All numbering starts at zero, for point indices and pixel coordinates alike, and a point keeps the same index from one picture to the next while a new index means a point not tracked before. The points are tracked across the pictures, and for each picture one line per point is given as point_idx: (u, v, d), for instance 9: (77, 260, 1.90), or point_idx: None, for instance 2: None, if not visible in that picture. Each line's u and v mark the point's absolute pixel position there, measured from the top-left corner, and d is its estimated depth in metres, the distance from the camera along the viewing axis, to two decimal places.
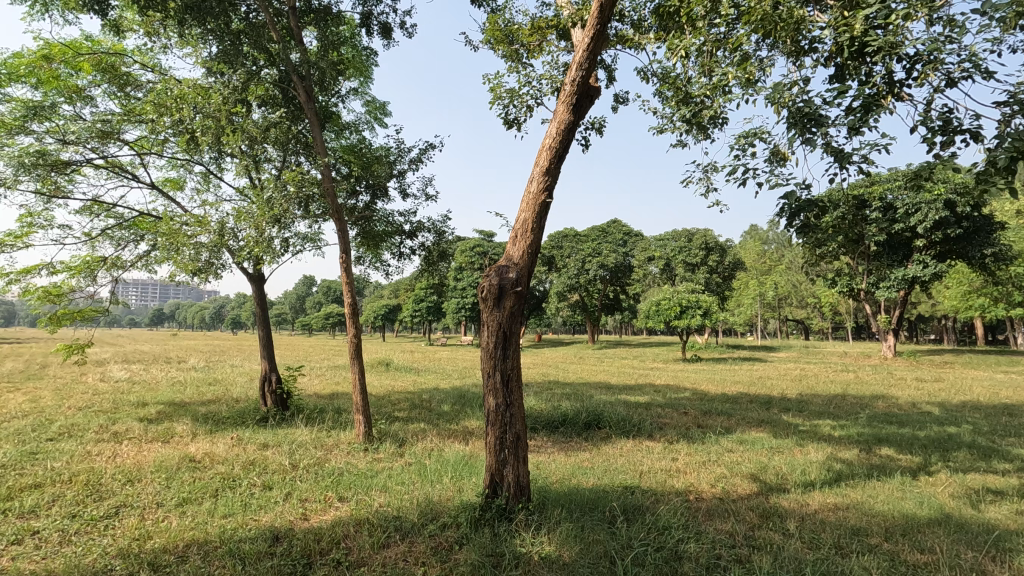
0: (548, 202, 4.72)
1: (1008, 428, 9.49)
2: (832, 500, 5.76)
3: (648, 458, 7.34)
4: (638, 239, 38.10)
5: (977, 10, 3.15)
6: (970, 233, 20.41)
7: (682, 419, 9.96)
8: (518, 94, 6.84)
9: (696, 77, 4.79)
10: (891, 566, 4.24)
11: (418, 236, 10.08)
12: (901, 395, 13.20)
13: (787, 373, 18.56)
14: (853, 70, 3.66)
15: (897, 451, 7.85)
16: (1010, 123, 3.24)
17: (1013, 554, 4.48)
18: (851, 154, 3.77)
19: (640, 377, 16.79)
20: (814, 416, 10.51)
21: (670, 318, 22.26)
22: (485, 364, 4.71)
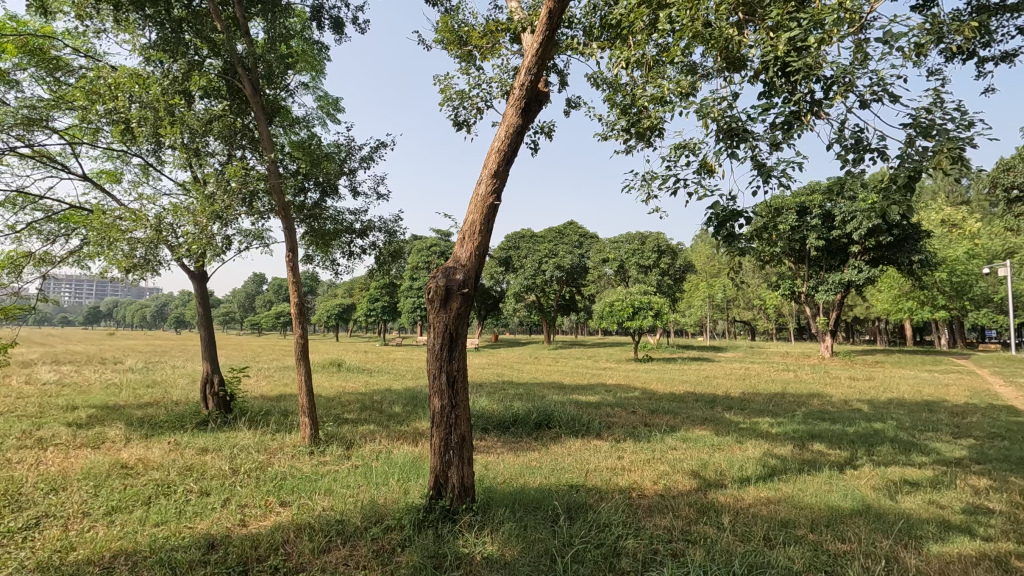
0: (496, 204, 4.75)
1: (928, 423, 10.19)
2: (765, 494, 6.05)
3: (595, 456, 7.50)
4: (593, 241, 38.76)
5: (883, 40, 3.38)
6: (900, 240, 21.79)
7: (630, 418, 10.21)
8: (469, 96, 6.86)
9: (637, 86, 4.94)
10: (814, 555, 4.49)
11: (369, 235, 9.96)
12: (835, 393, 13.95)
13: (732, 372, 19.28)
14: (776, 89, 3.86)
15: (828, 446, 8.32)
16: (912, 145, 3.50)
17: (924, 540, 4.82)
18: (773, 168, 3.97)
19: (593, 377, 17.06)
20: (754, 414, 10.98)
21: (623, 319, 22.73)
22: (431, 365, 4.70)
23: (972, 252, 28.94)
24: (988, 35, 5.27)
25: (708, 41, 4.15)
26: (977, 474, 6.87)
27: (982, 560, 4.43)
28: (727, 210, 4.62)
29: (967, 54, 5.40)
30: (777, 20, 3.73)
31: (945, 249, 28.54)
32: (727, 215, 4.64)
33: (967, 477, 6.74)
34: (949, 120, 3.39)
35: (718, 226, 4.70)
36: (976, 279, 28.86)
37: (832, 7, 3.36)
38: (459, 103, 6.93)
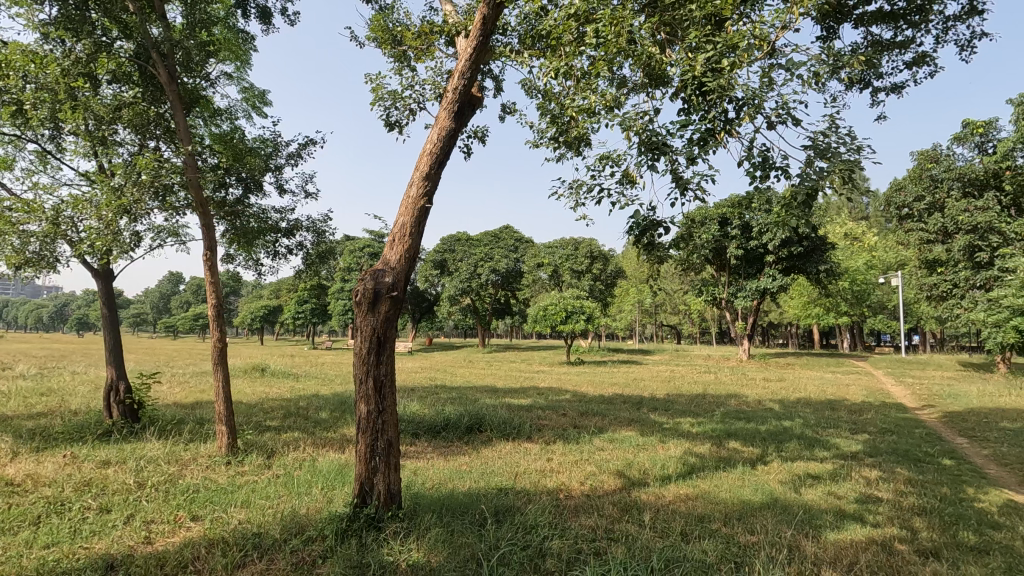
0: (427, 205, 4.70)
1: (830, 420, 11.06)
2: (684, 491, 6.35)
3: (524, 459, 7.58)
4: (528, 245, 39.25)
5: (785, 66, 3.65)
6: (809, 251, 23.56)
7: (560, 420, 10.40)
8: (401, 97, 6.78)
9: (566, 96, 5.06)
10: (725, 547, 4.76)
11: (295, 235, 9.59)
12: (750, 394, 14.86)
13: (658, 374, 20.07)
14: (694, 107, 4.08)
15: (742, 444, 8.85)
16: (811, 165, 3.80)
17: (822, 529, 5.23)
18: (689, 181, 4.19)
19: (525, 380, 17.21)
20: (677, 414, 11.49)
21: (556, 322, 23.13)
22: (357, 370, 4.57)
23: (870, 263, 31.74)
24: (878, 67, 5.84)
25: (633, 57, 4.32)
26: (870, 466, 7.54)
27: (871, 544, 4.86)
28: (648, 219, 4.82)
29: (862, 83, 5.95)
30: (695, 41, 3.95)
31: (847, 260, 31.16)
32: (648, 223, 4.85)
33: (860, 469, 7.38)
34: (842, 144, 3.72)
35: (641, 234, 4.89)
36: (873, 288, 31.69)
37: (743, 33, 3.59)
38: (391, 103, 6.83)
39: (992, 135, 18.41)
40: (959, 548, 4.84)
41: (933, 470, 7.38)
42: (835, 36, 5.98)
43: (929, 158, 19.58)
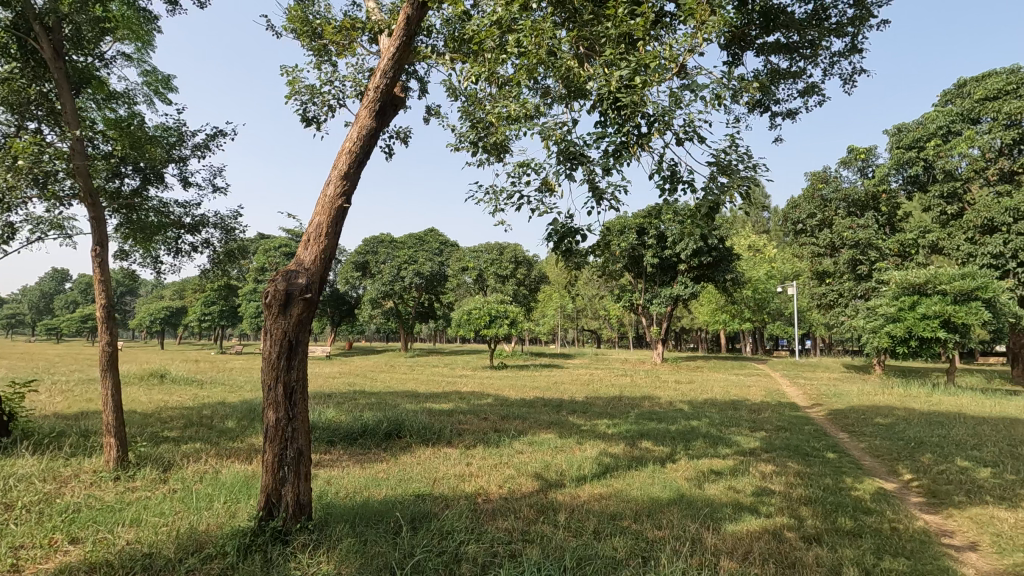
0: (345, 205, 4.55)
1: (732, 419, 11.86)
2: (598, 490, 6.56)
3: (443, 464, 7.52)
4: (453, 249, 39.03)
5: (691, 87, 3.89)
6: (717, 261, 25.19)
7: (481, 424, 10.41)
8: (319, 92, 6.54)
9: (488, 103, 5.11)
10: (634, 543, 4.96)
11: (201, 231, 8.97)
12: (663, 396, 15.62)
13: (578, 378, 20.62)
14: (610, 120, 4.26)
15: (654, 443, 9.28)
16: (712, 180, 4.08)
17: (722, 521, 5.58)
18: (603, 191, 4.37)
19: (448, 385, 17.08)
20: (595, 416, 11.87)
21: (479, 327, 23.13)
22: (266, 375, 4.34)
23: (770, 273, 34.39)
24: (775, 94, 6.39)
25: (553, 69, 4.45)
26: (765, 461, 8.16)
27: (763, 534, 5.26)
28: (565, 227, 4.94)
29: (762, 107, 6.47)
30: (611, 58, 4.12)
31: (750, 270, 33.62)
32: (565, 231, 4.97)
33: (757, 464, 7.96)
34: (740, 161, 4.02)
35: (559, 241, 5.00)
36: (772, 296, 34.37)
37: (653, 54, 3.80)
38: (308, 99, 6.57)
39: (872, 161, 20.58)
40: (838, 533, 5.35)
41: (818, 462, 8.11)
42: (739, 62, 6.50)
43: (820, 179, 21.44)
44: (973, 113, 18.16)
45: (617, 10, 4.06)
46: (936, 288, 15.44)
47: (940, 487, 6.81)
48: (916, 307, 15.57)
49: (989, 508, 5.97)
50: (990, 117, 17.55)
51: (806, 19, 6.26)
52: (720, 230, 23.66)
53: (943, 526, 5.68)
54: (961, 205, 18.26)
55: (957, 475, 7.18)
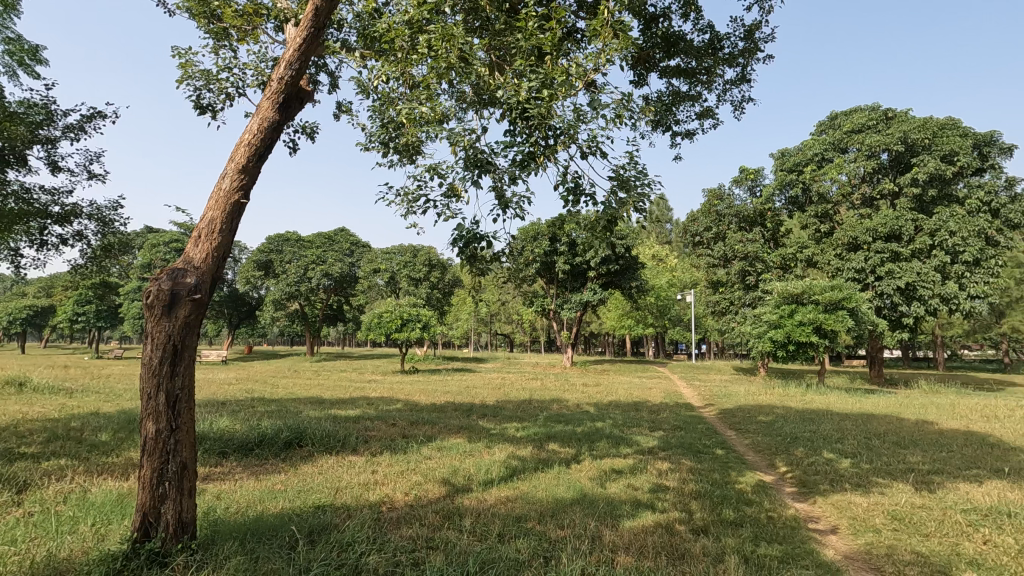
0: (243, 201, 4.25)
1: (634, 420, 12.46)
2: (505, 493, 6.63)
3: (346, 473, 7.24)
4: (365, 249, 37.84)
5: (594, 104, 4.10)
6: (623, 269, 26.43)
7: (388, 430, 10.15)
8: (216, 78, 6.11)
9: (399, 103, 5.03)
10: (537, 544, 5.05)
11: (71, 222, 8.05)
12: (571, 398, 16.09)
13: (490, 381, 20.72)
14: (519, 129, 4.38)
15: (560, 445, 9.54)
16: (612, 194, 4.35)
17: (620, 518, 5.83)
18: (509, 199, 4.47)
19: (355, 390, 16.50)
20: (504, 419, 11.98)
21: (391, 331, 22.52)
22: (145, 383, 3.94)
23: (671, 282, 36.63)
24: (675, 114, 6.82)
25: (464, 74, 4.49)
26: (661, 459, 8.64)
27: (657, 528, 5.56)
28: (472, 232, 4.96)
29: (664, 126, 6.90)
30: (520, 69, 4.22)
31: (654, 279, 35.56)
32: (471, 236, 4.99)
33: (655, 462, 8.42)
34: (637, 178, 4.31)
35: (465, 246, 5.02)
36: (672, 303, 36.56)
37: (559, 70, 3.95)
38: (203, 84, 6.12)
39: (759, 181, 22.53)
40: (722, 523, 5.78)
41: (708, 459, 8.72)
42: (644, 82, 6.89)
43: (716, 196, 23.12)
44: (842, 143, 20.47)
45: (526, 23, 4.18)
46: (811, 297, 17.13)
47: (809, 478, 7.56)
48: (794, 314, 17.19)
49: (848, 494, 6.72)
50: (855, 147, 19.90)
51: (703, 47, 6.77)
52: (626, 240, 24.84)
53: (810, 513, 6.31)
54: (832, 225, 20.50)
55: (823, 466, 8.02)
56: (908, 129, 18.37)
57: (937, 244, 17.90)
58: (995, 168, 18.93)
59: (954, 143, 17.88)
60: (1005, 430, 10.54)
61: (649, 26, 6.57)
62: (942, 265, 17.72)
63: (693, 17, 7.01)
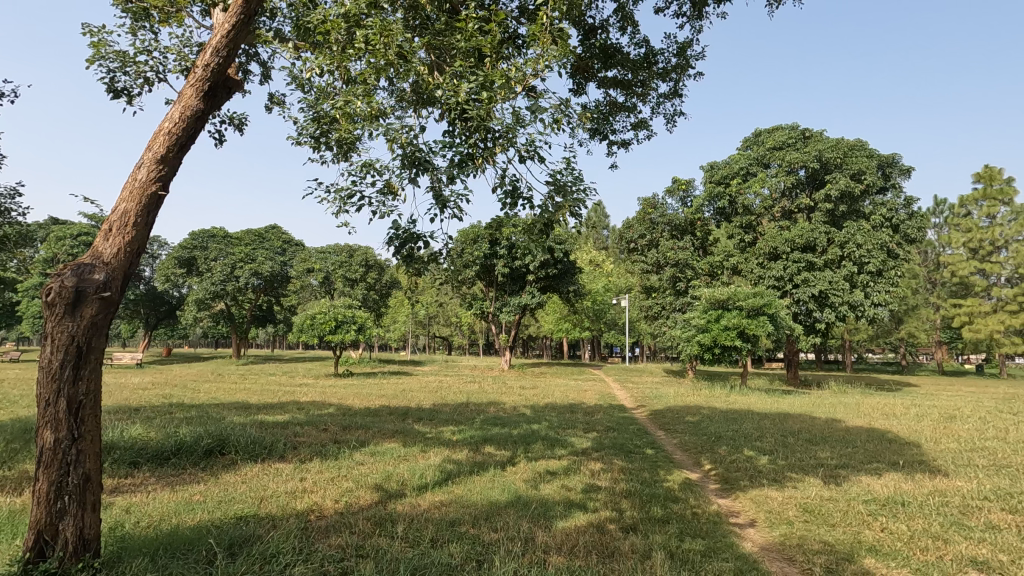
0: (161, 192, 3.97)
1: (569, 422, 12.69)
2: (439, 498, 6.56)
3: (272, 481, 6.92)
4: (298, 249, 36.45)
5: (533, 109, 4.15)
6: (561, 273, 26.88)
7: (319, 436, 9.81)
8: (132, 61, 5.70)
9: (333, 97, 4.87)
10: (471, 547, 5.03)
11: None
12: (508, 401, 16.18)
13: (427, 384, 20.48)
14: (457, 130, 4.38)
15: (496, 448, 9.56)
16: (549, 199, 4.43)
17: (553, 519, 5.90)
18: (446, 199, 4.43)
19: (285, 394, 15.85)
20: (441, 423, 11.88)
21: (324, 333, 21.77)
22: (43, 389, 3.58)
23: (607, 286, 37.61)
24: (611, 124, 7.03)
25: (403, 72, 4.42)
26: (594, 460, 8.84)
27: (589, 527, 5.68)
28: (408, 232, 4.89)
29: (601, 135, 7.09)
30: (460, 70, 4.21)
31: (591, 283, 36.43)
32: (407, 236, 4.92)
33: (588, 463, 8.60)
34: (573, 184, 4.41)
35: (400, 246, 4.94)
36: (608, 307, 37.53)
37: (498, 72, 3.97)
38: (118, 66, 5.69)
39: (690, 192, 23.58)
40: (650, 521, 5.97)
41: (638, 458, 9.01)
42: (582, 91, 7.06)
43: (650, 205, 23.98)
44: (765, 159, 21.78)
45: (467, 25, 4.18)
46: (735, 303, 18.07)
47: (731, 475, 7.96)
48: (720, 319, 18.09)
49: (765, 489, 7.14)
50: (776, 163, 21.26)
51: (638, 60, 7.01)
52: (564, 245, 25.29)
53: (732, 508, 6.65)
54: (755, 235, 21.74)
55: (743, 463, 8.48)
56: (822, 149, 19.83)
57: (846, 255, 19.40)
58: (896, 188, 20.78)
59: (862, 164, 19.46)
60: (901, 427, 11.57)
61: (588, 37, 6.74)
62: (850, 274, 19.22)
63: (630, 31, 7.25)
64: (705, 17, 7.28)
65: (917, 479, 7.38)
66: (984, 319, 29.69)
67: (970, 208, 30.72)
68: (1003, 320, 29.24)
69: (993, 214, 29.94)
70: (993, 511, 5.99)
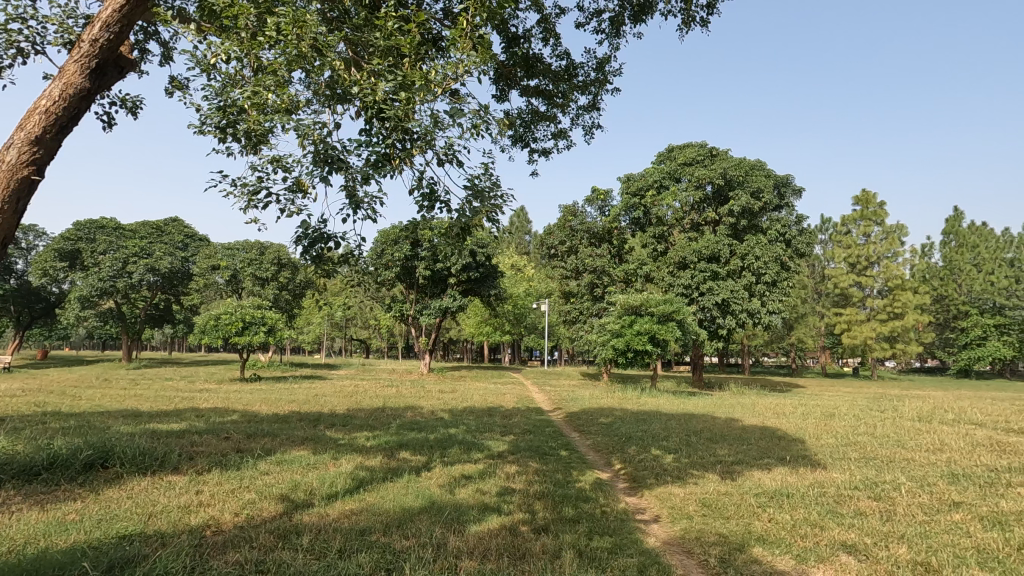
0: (35, 178, 3.52)
1: (487, 425, 12.72)
2: (349, 507, 6.34)
3: (163, 495, 6.37)
4: (202, 245, 33.97)
5: (454, 113, 4.16)
6: (483, 277, 26.93)
7: (220, 445, 9.16)
8: (2, 29, 5.07)
9: (240, 86, 4.59)
10: (381, 557, 4.89)
11: None
12: (426, 405, 15.96)
13: (341, 389, 19.75)
14: (374, 130, 4.30)
15: (411, 453, 9.39)
16: (466, 203, 4.45)
17: (466, 524, 5.89)
18: (360, 198, 4.32)
19: (182, 401, 14.66)
20: (355, 429, 11.49)
21: (229, 335, 20.38)
22: None
23: (527, 291, 38.19)
24: (533, 132, 7.17)
25: (317, 66, 4.26)
26: (510, 463, 8.92)
27: (501, 530, 5.72)
28: (318, 232, 4.71)
29: (523, 142, 7.21)
30: (378, 68, 4.14)
31: (512, 288, 36.92)
32: (317, 236, 4.73)
33: (504, 465, 8.67)
34: (490, 190, 4.46)
35: (310, 246, 4.74)
36: (528, 311, 38.11)
37: (418, 74, 3.95)
38: None
39: (608, 202, 24.52)
40: (561, 521, 6.11)
41: (552, 460, 9.21)
42: (505, 97, 7.16)
43: (570, 212, 24.60)
44: (676, 174, 23.11)
45: (386, 23, 4.11)
46: (648, 309, 18.97)
47: (638, 474, 8.33)
48: (633, 325, 18.89)
49: (669, 486, 7.54)
50: (687, 178, 22.61)
51: (560, 72, 7.21)
52: (486, 249, 25.35)
53: (638, 505, 6.96)
54: (666, 245, 22.94)
55: (650, 462, 8.90)
56: (727, 167, 21.31)
57: (746, 267, 20.94)
58: (789, 206, 22.79)
59: (760, 182, 21.14)
60: (790, 425, 12.64)
61: (511, 45, 6.83)
62: (749, 284, 20.78)
63: (552, 43, 7.43)
64: (622, 35, 7.62)
65: (801, 472, 8.09)
66: (860, 327, 33.18)
67: (850, 227, 34.28)
68: (875, 327, 32.83)
69: (868, 233, 33.58)
70: (861, 498, 6.70)
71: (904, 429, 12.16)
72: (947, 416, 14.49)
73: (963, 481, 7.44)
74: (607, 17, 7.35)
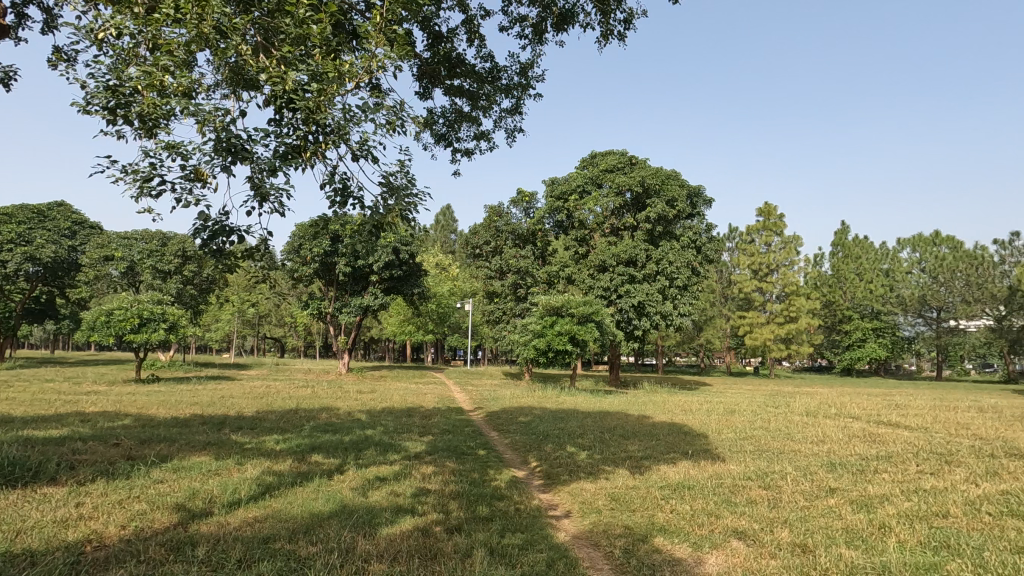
0: None
1: (406, 426, 12.50)
2: (252, 514, 6.03)
3: (35, 510, 5.73)
4: (93, 235, 30.86)
5: (371, 107, 4.11)
6: (406, 275, 26.45)
7: (107, 453, 8.35)
8: None
9: (131, 63, 4.26)
10: (284, 564, 4.70)
11: None
12: (342, 406, 15.45)
13: (251, 390, 18.71)
14: (283, 119, 4.15)
15: (323, 456, 9.05)
16: (380, 200, 4.41)
17: (377, 526, 5.78)
18: (266, 190, 4.15)
19: (64, 405, 13.27)
20: (264, 432, 10.92)
21: (123, 332, 18.66)
22: None
23: (451, 290, 38.00)
24: (456, 132, 7.16)
25: (221, 49, 4.03)
26: (426, 463, 8.84)
27: (413, 532, 5.66)
28: (219, 224, 4.46)
29: (445, 140, 7.17)
30: (289, 56, 4.00)
31: (435, 287, 36.57)
32: (218, 229, 4.48)
33: (420, 466, 8.58)
34: (406, 187, 4.46)
35: (209, 239, 4.47)
36: (452, 311, 37.90)
37: (331, 64, 3.87)
38: None
39: (533, 204, 24.86)
40: (475, 520, 6.14)
41: (469, 460, 9.23)
42: (429, 95, 7.11)
43: (496, 213, 24.66)
44: (597, 179, 24.06)
45: (298, 10, 3.97)
46: (569, 310, 19.41)
47: (553, 471, 8.54)
48: (554, 325, 19.32)
49: (581, 482, 7.80)
50: (608, 184, 23.53)
51: (483, 74, 7.25)
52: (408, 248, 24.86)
53: (551, 502, 7.14)
54: (587, 248, 23.72)
55: (565, 459, 9.16)
56: (645, 175, 22.23)
57: (660, 271, 21.97)
58: (700, 215, 24.27)
59: (675, 192, 22.32)
60: (695, 421, 13.47)
61: (434, 43, 6.81)
62: (662, 287, 21.81)
63: (477, 44, 7.48)
64: (544, 43, 7.81)
65: (703, 465, 8.62)
66: (760, 329, 35.94)
67: (754, 236, 36.96)
68: (773, 330, 35.67)
69: (769, 243, 36.37)
70: (753, 488, 7.26)
71: (793, 423, 13.30)
72: (830, 410, 16.06)
73: (839, 469, 8.26)
74: (530, 24, 7.51)
